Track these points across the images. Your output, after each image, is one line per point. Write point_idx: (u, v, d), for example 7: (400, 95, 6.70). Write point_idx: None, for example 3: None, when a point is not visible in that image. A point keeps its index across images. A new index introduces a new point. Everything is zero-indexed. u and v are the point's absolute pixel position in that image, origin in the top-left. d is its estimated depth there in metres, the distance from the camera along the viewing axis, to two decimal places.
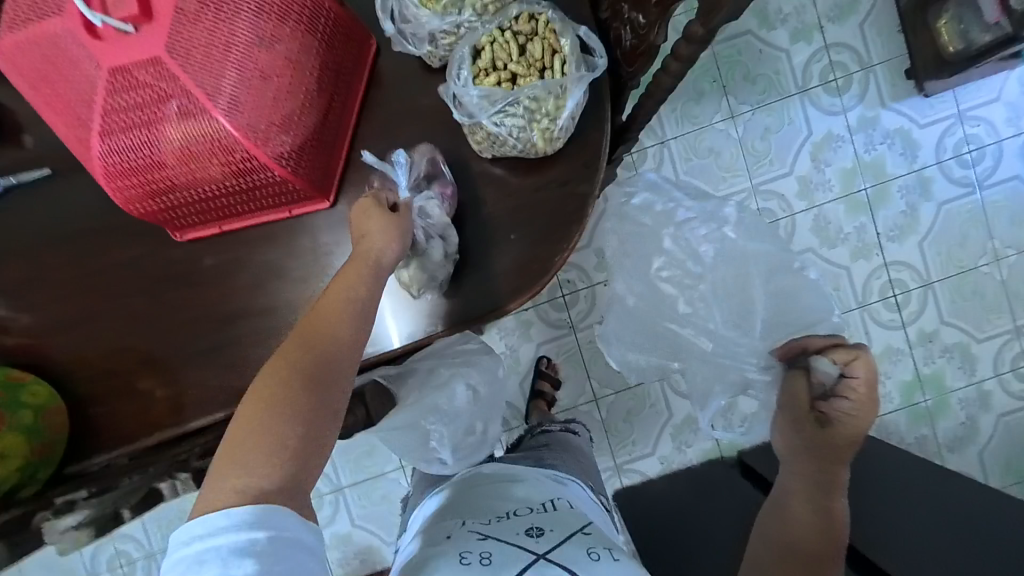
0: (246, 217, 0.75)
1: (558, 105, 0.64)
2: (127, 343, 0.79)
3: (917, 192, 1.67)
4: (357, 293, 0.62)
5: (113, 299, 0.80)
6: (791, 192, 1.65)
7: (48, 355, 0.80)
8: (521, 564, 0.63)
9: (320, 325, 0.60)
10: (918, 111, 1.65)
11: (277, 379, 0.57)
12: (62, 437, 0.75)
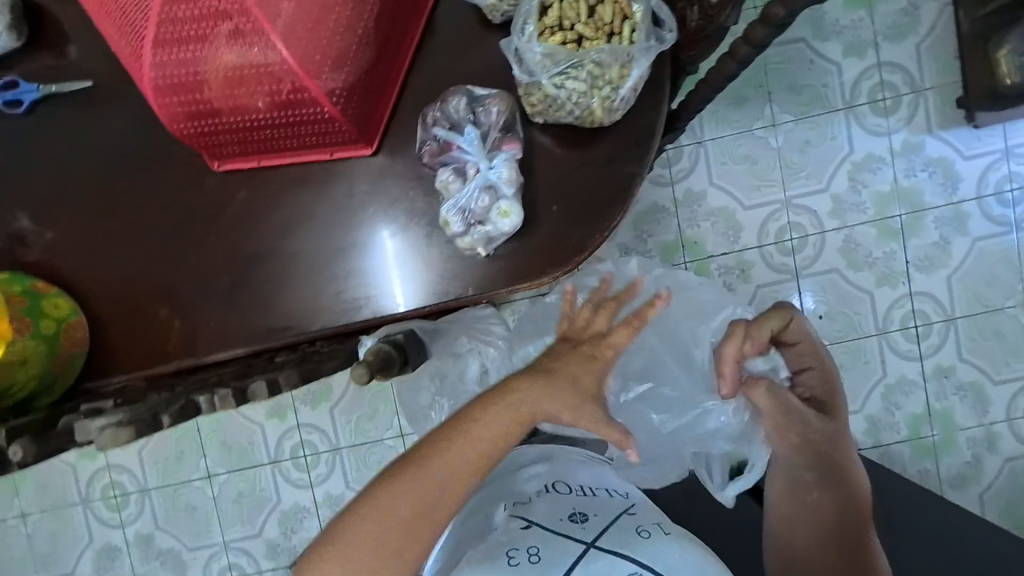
0: (285, 154, 0.74)
1: (622, 74, 0.62)
2: (150, 270, 0.79)
3: (951, 226, 1.62)
4: (505, 427, 0.58)
5: (141, 224, 0.79)
6: (823, 209, 1.62)
7: (70, 272, 0.79)
8: (573, 556, 0.62)
9: (463, 451, 0.57)
10: (964, 143, 1.59)
11: (408, 502, 0.55)
12: (80, 352, 0.75)
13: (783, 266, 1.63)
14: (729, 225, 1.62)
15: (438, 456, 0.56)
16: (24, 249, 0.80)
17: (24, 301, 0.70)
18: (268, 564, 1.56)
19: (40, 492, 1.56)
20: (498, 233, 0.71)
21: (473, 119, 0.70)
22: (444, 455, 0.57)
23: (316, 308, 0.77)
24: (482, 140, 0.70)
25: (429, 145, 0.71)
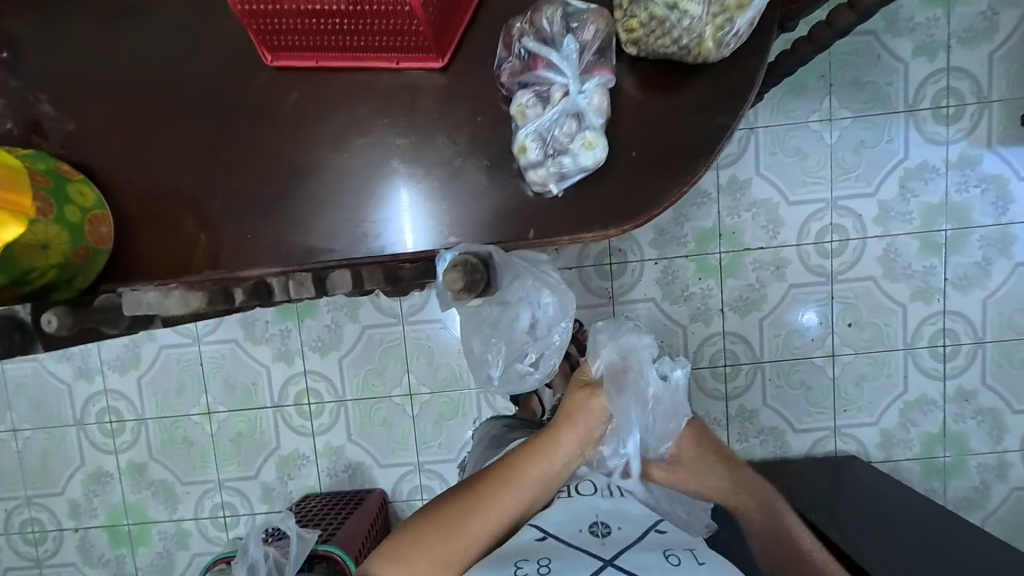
0: (349, 55, 0.69)
1: (740, 5, 0.61)
2: (180, 172, 0.72)
3: (997, 249, 1.55)
4: (550, 463, 0.77)
5: (177, 121, 0.73)
6: (868, 215, 1.55)
7: (92, 166, 0.73)
8: (591, 568, 0.67)
9: (519, 479, 0.76)
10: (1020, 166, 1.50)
11: (475, 513, 0.74)
12: (104, 247, 0.70)
13: (819, 269, 1.58)
14: (770, 220, 1.56)
15: (497, 479, 0.76)
16: (40, 137, 0.73)
17: (50, 182, 0.66)
18: (262, 507, 1.55)
19: (33, 409, 1.52)
20: (573, 168, 0.66)
21: (565, 39, 0.66)
22: (503, 480, 0.76)
23: (361, 230, 0.71)
24: (572, 62, 0.66)
25: (511, 62, 0.67)
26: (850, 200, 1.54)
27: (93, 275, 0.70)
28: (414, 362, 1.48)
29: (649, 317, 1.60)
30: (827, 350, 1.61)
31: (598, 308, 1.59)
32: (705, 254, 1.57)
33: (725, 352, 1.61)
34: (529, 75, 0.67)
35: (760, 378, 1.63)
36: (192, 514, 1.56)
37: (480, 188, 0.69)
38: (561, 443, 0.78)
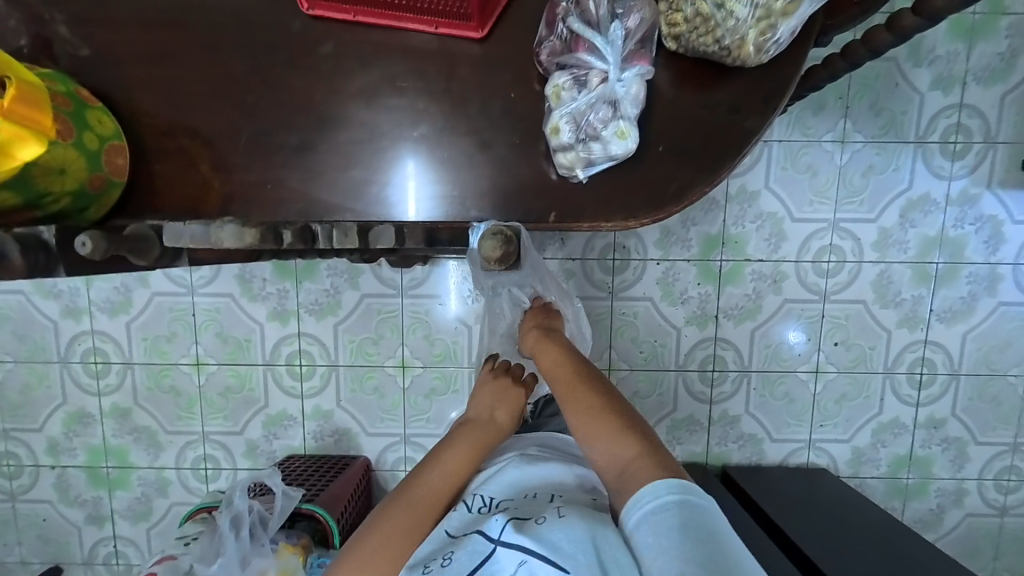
0: (388, 13, 0.69)
1: (787, 9, 0.61)
2: (200, 107, 0.71)
3: (983, 287, 1.59)
4: (467, 445, 0.84)
5: (202, 57, 0.71)
6: (868, 240, 1.59)
7: (108, 93, 0.71)
8: (480, 558, 0.70)
9: (433, 473, 0.81)
10: (1016, 210, 1.54)
11: (401, 514, 0.78)
12: (119, 178, 0.70)
13: (814, 287, 1.62)
14: (773, 233, 1.59)
15: (417, 484, 0.81)
16: (54, 58, 0.71)
17: (70, 105, 0.64)
18: (244, 463, 1.56)
19: (17, 341, 1.50)
20: (602, 155, 0.67)
21: (609, 24, 0.66)
22: (422, 484, 0.80)
23: (383, 192, 0.70)
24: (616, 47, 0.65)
25: (552, 40, 0.67)
26: (851, 224, 1.58)
27: (108, 205, 0.70)
28: (411, 335, 1.49)
29: (645, 315, 1.63)
30: (811, 366, 1.66)
31: (596, 301, 1.61)
32: (708, 260, 1.60)
33: (716, 358, 1.66)
34: (569, 56, 0.67)
35: (745, 386, 1.67)
36: (174, 462, 1.57)
37: (510, 162, 0.70)
38: (480, 431, 0.86)
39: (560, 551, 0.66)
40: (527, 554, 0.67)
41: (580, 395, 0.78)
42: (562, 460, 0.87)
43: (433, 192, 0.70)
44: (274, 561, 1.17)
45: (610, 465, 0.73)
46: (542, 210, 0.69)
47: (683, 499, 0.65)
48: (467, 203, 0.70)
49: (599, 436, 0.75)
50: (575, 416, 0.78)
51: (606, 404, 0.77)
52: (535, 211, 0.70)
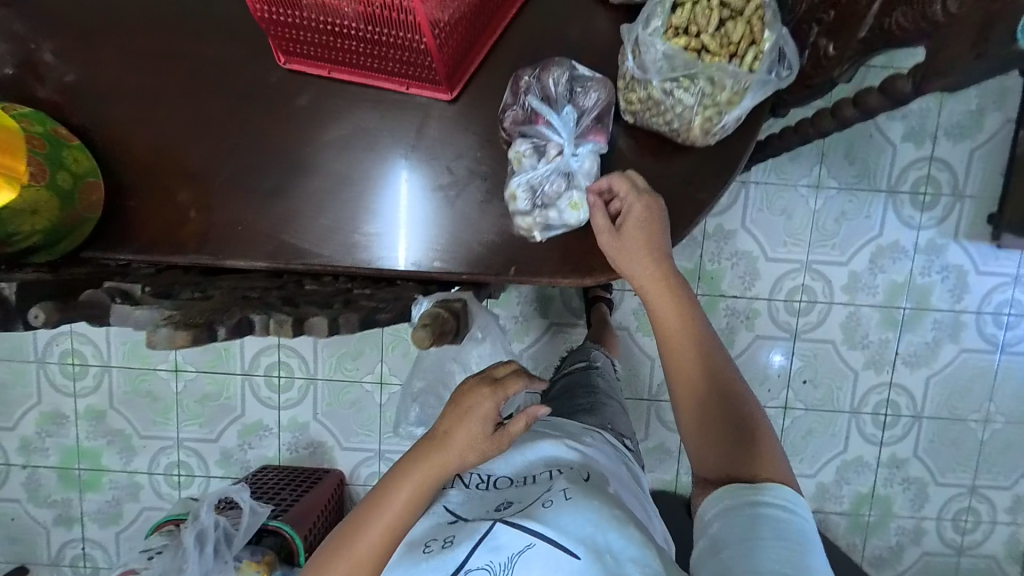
0: (361, 72, 0.71)
1: (732, 101, 0.59)
2: (178, 145, 0.73)
3: (947, 333, 1.64)
4: (444, 449, 0.59)
5: (181, 97, 0.73)
6: (837, 283, 1.63)
7: (90, 126, 0.73)
8: (476, 540, 0.59)
9: (410, 475, 0.60)
10: (981, 260, 1.59)
11: (379, 518, 0.60)
12: (92, 214, 0.71)
13: (785, 325, 1.66)
14: (747, 271, 1.63)
15: (395, 486, 0.61)
16: (37, 89, 0.73)
17: (45, 146, 0.66)
18: (217, 471, 1.58)
19: None
20: (558, 222, 0.70)
21: (568, 100, 0.68)
22: (399, 478, 0.61)
23: (353, 239, 0.73)
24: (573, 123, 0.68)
25: (515, 109, 0.69)
26: (822, 266, 1.62)
27: (77, 241, 0.72)
28: (390, 354, 1.52)
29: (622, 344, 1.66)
30: (780, 401, 1.70)
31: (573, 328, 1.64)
32: None
33: None
34: (529, 126, 0.68)
35: None
36: (147, 467, 1.57)
37: (473, 219, 0.72)
38: (463, 393, 0.60)
39: (563, 535, 0.57)
40: (532, 538, 0.57)
41: (680, 336, 0.64)
42: (559, 433, 0.75)
43: (396, 242, 0.73)
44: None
45: (695, 430, 0.62)
46: (502, 268, 0.72)
47: (756, 502, 0.54)
48: (425, 255, 0.73)
49: (691, 393, 0.63)
50: (673, 363, 0.64)
51: (705, 354, 0.63)
52: (496, 267, 0.72)
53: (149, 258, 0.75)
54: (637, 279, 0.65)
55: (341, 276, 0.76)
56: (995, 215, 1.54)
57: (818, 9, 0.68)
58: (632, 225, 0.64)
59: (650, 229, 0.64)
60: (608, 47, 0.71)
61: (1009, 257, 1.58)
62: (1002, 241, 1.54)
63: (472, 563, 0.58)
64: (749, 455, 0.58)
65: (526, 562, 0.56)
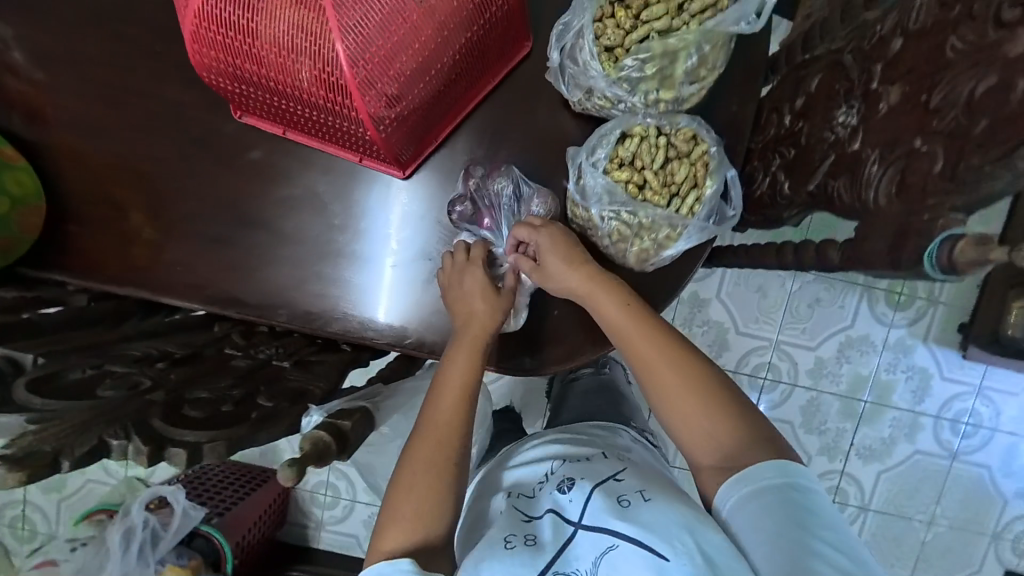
0: (314, 137, 0.70)
1: (669, 238, 0.59)
2: (130, 178, 0.73)
3: (904, 436, 1.46)
4: (458, 366, 0.57)
5: (139, 130, 0.72)
6: (802, 365, 1.46)
7: (40, 145, 0.72)
8: (559, 545, 0.50)
9: (433, 404, 0.55)
10: (946, 365, 1.42)
11: (420, 468, 0.52)
12: (27, 237, 0.70)
13: None
14: (716, 342, 1.44)
15: (420, 430, 0.54)
16: None
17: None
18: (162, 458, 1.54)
19: None
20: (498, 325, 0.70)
21: (515, 206, 0.68)
22: (425, 421, 0.55)
23: (285, 300, 0.73)
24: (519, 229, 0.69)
25: (463, 206, 0.69)
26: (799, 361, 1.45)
27: (10, 259, 0.69)
28: None
29: None
30: None
31: None
32: None
33: None
34: (475, 226, 0.69)
35: None
36: None
37: (414, 298, 0.73)
38: (463, 329, 0.60)
39: (655, 533, 0.46)
40: (617, 538, 0.48)
41: (634, 336, 0.55)
42: (593, 441, 0.65)
43: (330, 305, 0.73)
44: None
45: (685, 431, 0.53)
46: (437, 348, 0.73)
47: (763, 486, 0.48)
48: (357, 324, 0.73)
49: (676, 394, 0.53)
50: (640, 366, 0.55)
51: (674, 343, 0.54)
52: (431, 346, 0.73)
53: (85, 286, 0.74)
54: (571, 290, 0.59)
55: (278, 331, 0.75)
56: (966, 325, 1.38)
57: (777, 146, 0.67)
58: (547, 255, 0.60)
59: (571, 253, 0.60)
60: (566, 148, 0.70)
61: (973, 365, 1.41)
62: (967, 350, 1.38)
63: (558, 567, 0.48)
64: (753, 425, 0.52)
65: (615, 565, 0.46)
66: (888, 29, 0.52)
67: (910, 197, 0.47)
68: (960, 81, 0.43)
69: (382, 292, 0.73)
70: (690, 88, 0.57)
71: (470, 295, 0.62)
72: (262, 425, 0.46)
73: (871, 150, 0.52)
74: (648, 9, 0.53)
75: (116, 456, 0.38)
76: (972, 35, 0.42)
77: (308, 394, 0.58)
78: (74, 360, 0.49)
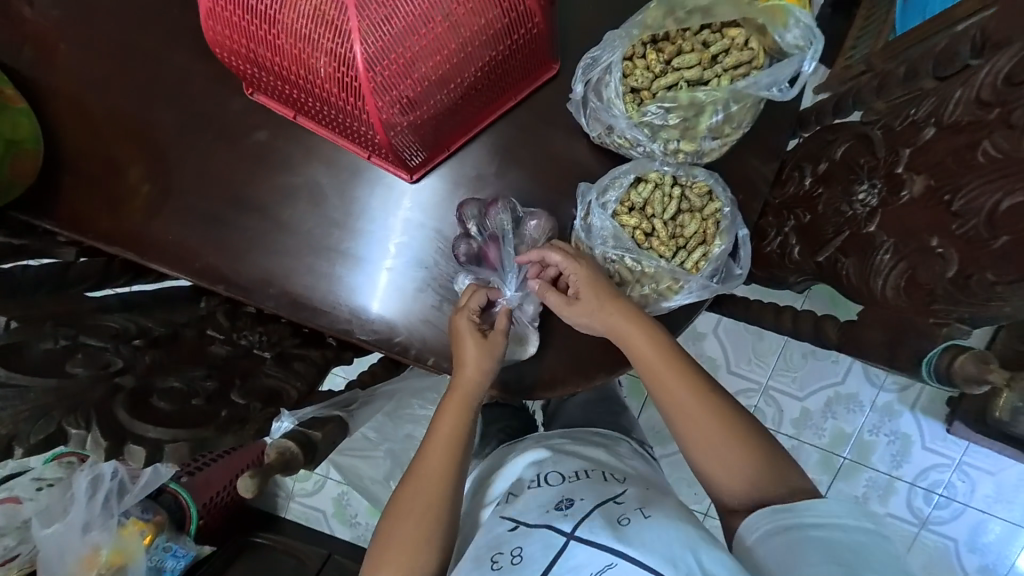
0: (323, 128, 0.68)
1: (671, 288, 0.63)
2: (133, 142, 0.71)
3: (876, 496, 1.22)
4: (444, 427, 0.59)
5: (147, 94, 0.71)
6: (788, 413, 1.24)
7: (45, 96, 0.70)
8: (551, 558, 0.48)
9: (423, 461, 0.58)
10: (928, 435, 1.20)
11: (409, 519, 0.55)
12: (22, 182, 0.66)
13: None
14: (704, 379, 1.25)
15: (409, 482, 0.57)
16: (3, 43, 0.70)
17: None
18: None
19: None
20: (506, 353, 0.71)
21: (515, 237, 0.67)
22: (415, 474, 0.58)
23: (271, 287, 0.71)
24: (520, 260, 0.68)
25: (465, 246, 0.67)
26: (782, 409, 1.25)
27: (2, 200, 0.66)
28: None
29: None
30: None
31: None
32: None
33: None
34: (480, 264, 0.68)
35: None
36: None
37: (404, 304, 0.71)
38: (454, 383, 0.61)
39: (653, 555, 0.45)
40: (613, 554, 0.46)
41: (669, 376, 0.57)
42: (596, 445, 0.66)
43: (317, 300, 0.71)
44: (111, 538, 0.97)
45: (714, 465, 0.56)
46: (420, 357, 0.71)
47: (803, 522, 0.48)
48: (339, 322, 0.71)
49: (707, 435, 0.56)
50: (671, 405, 0.57)
51: (700, 383, 0.57)
52: (415, 354, 0.71)
53: (73, 239, 0.72)
54: (608, 325, 0.60)
55: (263, 315, 0.73)
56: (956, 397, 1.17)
57: (792, 208, 0.66)
58: (580, 288, 0.61)
59: (603, 291, 0.60)
60: (577, 178, 0.69)
61: (956, 439, 1.19)
62: (952, 424, 1.17)
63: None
64: (772, 453, 0.56)
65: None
66: (923, 114, 0.51)
67: (917, 294, 0.51)
68: (981, 192, 0.45)
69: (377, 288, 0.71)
70: (712, 144, 0.61)
71: (460, 343, 0.62)
72: (228, 428, 0.46)
73: (884, 236, 0.54)
74: (680, 57, 0.59)
75: (73, 443, 0.41)
76: (1006, 143, 0.43)
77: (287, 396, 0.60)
78: (49, 329, 0.48)
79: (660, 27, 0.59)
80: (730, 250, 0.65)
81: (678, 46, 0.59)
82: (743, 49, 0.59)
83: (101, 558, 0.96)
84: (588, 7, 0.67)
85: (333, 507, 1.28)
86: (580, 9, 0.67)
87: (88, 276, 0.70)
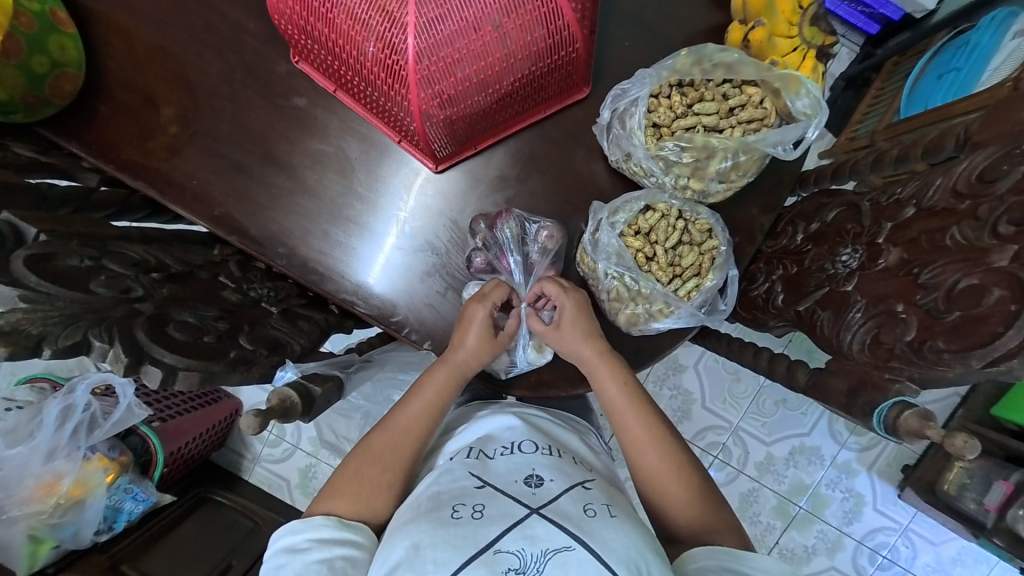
0: (359, 105, 0.71)
1: (661, 310, 0.68)
2: (168, 81, 0.73)
3: (823, 549, 1.24)
4: (425, 395, 0.64)
5: (193, 40, 0.73)
6: (752, 456, 1.26)
7: (91, 22, 0.72)
8: (509, 523, 0.50)
9: (400, 413, 0.63)
10: (880, 498, 1.24)
11: (372, 463, 0.59)
12: (55, 99, 0.68)
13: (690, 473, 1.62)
14: (677, 412, 1.28)
15: (378, 432, 0.62)
16: None
17: (34, 27, 0.62)
18: None
19: None
20: (525, 362, 0.73)
21: (522, 241, 0.71)
22: (393, 425, 0.62)
23: (280, 248, 0.73)
24: (525, 264, 0.72)
25: (479, 256, 0.71)
26: (753, 451, 1.26)
27: (29, 115, 0.68)
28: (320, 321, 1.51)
29: None
30: None
31: None
32: None
33: None
34: (492, 273, 0.73)
35: None
36: None
37: (411, 285, 0.74)
38: (449, 354, 0.66)
39: (610, 552, 0.48)
40: (572, 540, 0.48)
41: (629, 415, 0.63)
42: (569, 426, 0.72)
43: (327, 265, 0.73)
44: (75, 468, 0.96)
45: (660, 500, 0.61)
46: (415, 337, 0.74)
47: (742, 567, 0.52)
48: (346, 290, 0.74)
49: (655, 472, 0.61)
50: (623, 435, 0.63)
51: (655, 427, 0.63)
52: (409, 331, 0.74)
53: (97, 165, 0.73)
54: (582, 359, 0.66)
55: (273, 272, 0.77)
56: (910, 466, 1.21)
57: (781, 259, 0.72)
58: (565, 319, 0.67)
59: (587, 325, 0.67)
60: (593, 196, 0.73)
61: (905, 505, 1.23)
62: (903, 490, 1.20)
63: (504, 544, 0.48)
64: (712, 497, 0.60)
65: (565, 565, 0.47)
66: (907, 194, 0.57)
67: (879, 352, 0.55)
68: (945, 270, 0.50)
69: (381, 247, 0.74)
70: (718, 187, 0.67)
71: (466, 328, 0.66)
72: (236, 367, 0.53)
73: (859, 297, 0.59)
74: (700, 103, 0.65)
75: (93, 355, 0.44)
76: (970, 233, 0.49)
77: (286, 346, 0.66)
78: (75, 246, 0.49)
79: (687, 74, 0.65)
80: (720, 286, 0.71)
81: (701, 93, 0.66)
82: (757, 107, 0.66)
83: (62, 486, 0.95)
84: (625, 43, 0.72)
85: (297, 478, 1.27)
86: (618, 42, 0.72)
87: (106, 205, 0.71)
